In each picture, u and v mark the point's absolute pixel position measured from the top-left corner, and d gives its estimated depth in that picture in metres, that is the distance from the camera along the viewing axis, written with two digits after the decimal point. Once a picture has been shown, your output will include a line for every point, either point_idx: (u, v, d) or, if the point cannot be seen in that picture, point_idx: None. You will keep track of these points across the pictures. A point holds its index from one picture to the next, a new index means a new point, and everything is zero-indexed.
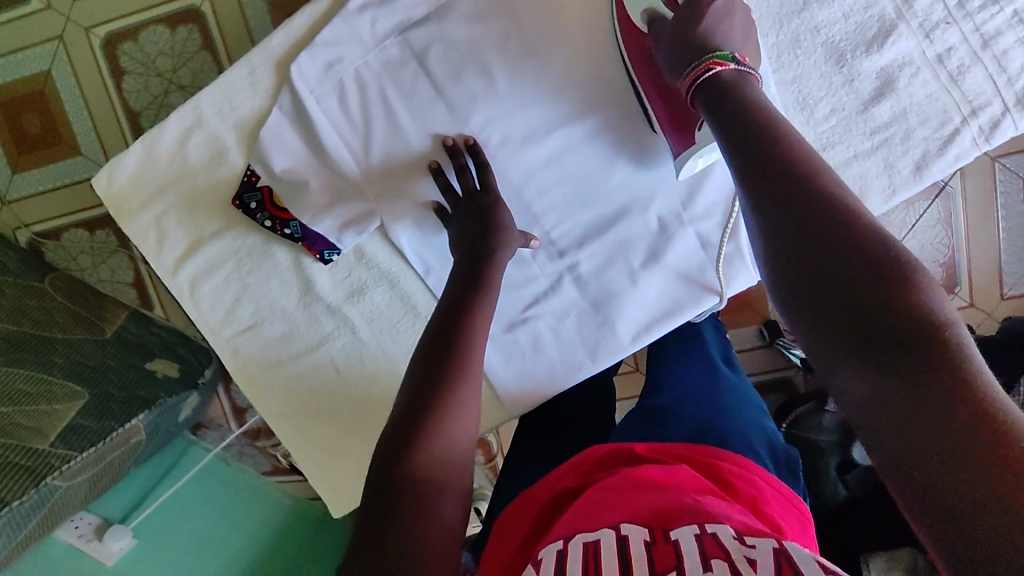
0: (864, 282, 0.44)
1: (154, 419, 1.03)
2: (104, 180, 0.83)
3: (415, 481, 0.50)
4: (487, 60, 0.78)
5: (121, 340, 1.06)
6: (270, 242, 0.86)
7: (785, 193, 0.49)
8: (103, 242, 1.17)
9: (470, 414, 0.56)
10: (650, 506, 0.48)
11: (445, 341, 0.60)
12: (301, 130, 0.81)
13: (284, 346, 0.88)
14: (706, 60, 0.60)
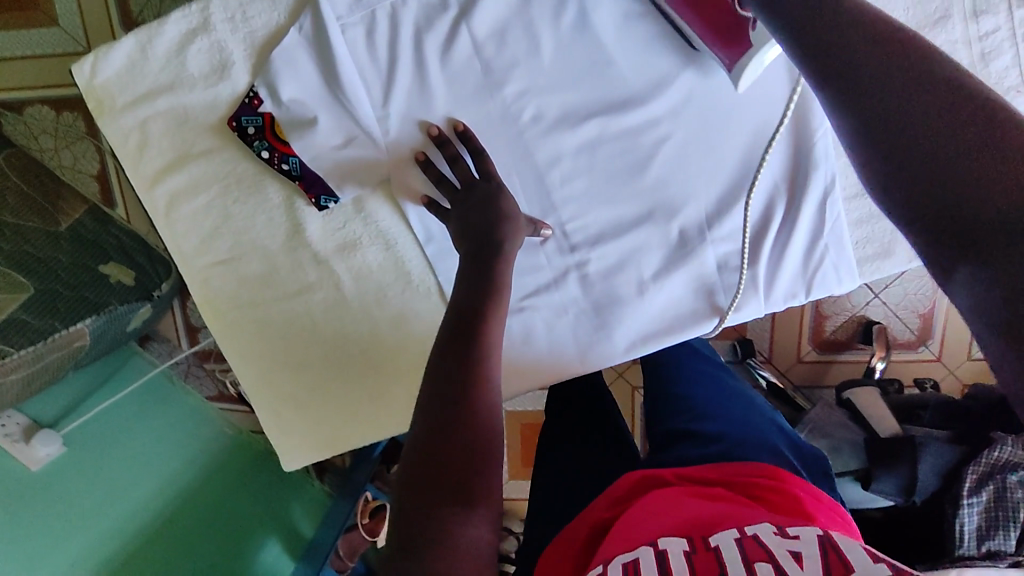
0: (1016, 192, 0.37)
1: (101, 328, 0.96)
2: (87, 72, 0.75)
3: (438, 507, 0.49)
4: (538, 25, 0.72)
5: (76, 235, 0.99)
6: (263, 174, 0.79)
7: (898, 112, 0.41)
8: (69, 126, 1.08)
9: (491, 422, 0.53)
10: (686, 519, 0.48)
11: (464, 339, 0.56)
12: (318, 58, 0.73)
13: (261, 288, 0.82)
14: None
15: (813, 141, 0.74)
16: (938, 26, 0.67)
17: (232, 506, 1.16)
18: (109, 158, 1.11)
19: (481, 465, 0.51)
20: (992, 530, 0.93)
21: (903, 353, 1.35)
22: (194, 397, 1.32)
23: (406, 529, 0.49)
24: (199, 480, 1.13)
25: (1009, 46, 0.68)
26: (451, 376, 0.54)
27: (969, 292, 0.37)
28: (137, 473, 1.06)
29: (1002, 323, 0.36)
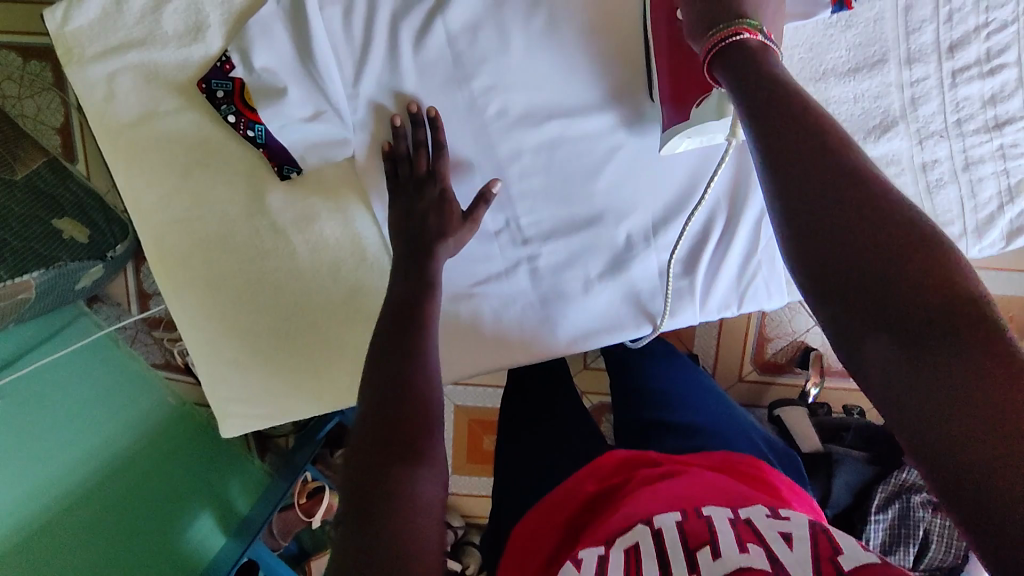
0: (887, 247, 0.44)
1: (50, 281, 0.98)
2: (58, 18, 0.76)
3: (392, 465, 0.50)
4: (508, 25, 0.75)
5: (33, 187, 1.00)
6: (228, 139, 0.80)
7: (814, 173, 0.47)
8: (34, 74, 1.11)
9: (434, 395, 0.57)
10: (679, 498, 0.55)
11: (406, 323, 0.63)
12: (293, 32, 0.74)
13: (214, 251, 0.83)
14: (734, 25, 0.56)
15: (754, 160, 0.78)
16: (875, 69, 0.73)
17: (169, 475, 1.16)
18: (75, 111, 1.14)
19: (426, 430, 0.54)
20: (894, 546, 1.00)
21: (835, 380, 1.43)
22: (138, 363, 1.28)
23: (362, 489, 0.49)
24: (137, 447, 1.14)
25: (936, 94, 0.73)
26: (399, 357, 0.59)
27: (875, 350, 0.43)
28: (75, 431, 1.06)
29: (860, 353, 0.44)
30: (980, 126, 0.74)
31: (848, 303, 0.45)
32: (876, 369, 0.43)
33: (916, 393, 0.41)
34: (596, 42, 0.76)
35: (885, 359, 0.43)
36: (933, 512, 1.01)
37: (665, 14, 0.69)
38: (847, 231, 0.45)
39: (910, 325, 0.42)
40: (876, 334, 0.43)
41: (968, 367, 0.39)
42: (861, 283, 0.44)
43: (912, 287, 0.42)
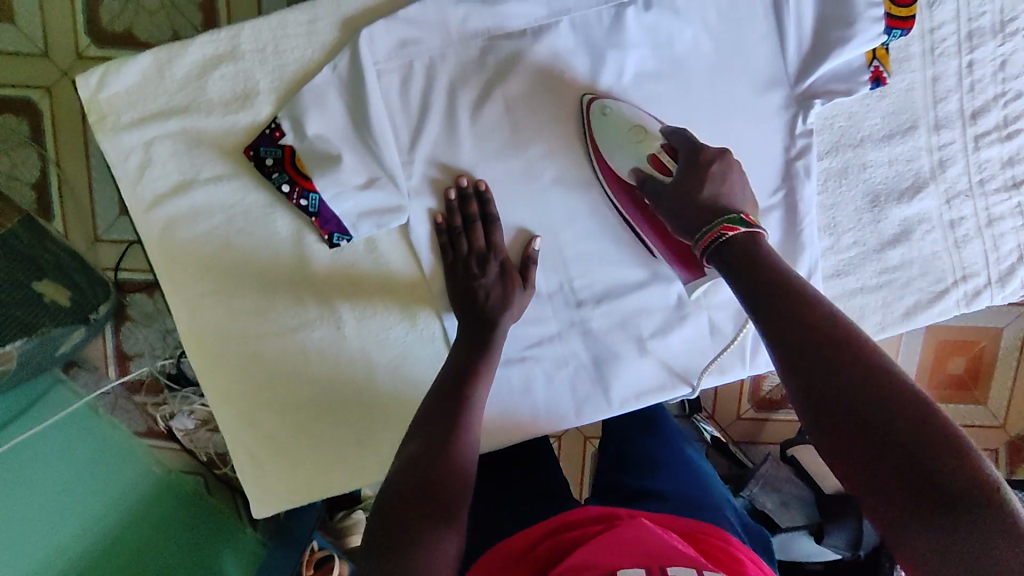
0: (893, 426, 0.47)
1: (29, 349, 1.06)
2: (93, 85, 0.72)
3: (422, 521, 0.55)
4: (567, 99, 0.77)
5: (13, 252, 1.07)
6: (273, 206, 0.77)
7: (819, 377, 0.51)
8: (15, 131, 1.23)
9: (467, 465, 0.62)
10: (646, 552, 0.55)
11: (454, 391, 0.68)
12: (349, 99, 0.74)
13: (252, 322, 0.79)
14: (717, 224, 0.62)
15: None
16: (907, 134, 0.78)
17: (153, 551, 1.07)
18: (51, 168, 1.25)
19: (456, 500, 0.58)
20: None
21: None
22: (119, 431, 1.24)
23: (388, 536, 0.54)
24: (127, 523, 1.06)
25: (960, 157, 0.79)
26: (437, 428, 0.64)
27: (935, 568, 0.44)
28: (48, 514, 0.97)
29: (894, 529, 0.46)
30: (1000, 185, 0.80)
31: (872, 484, 0.47)
32: (916, 547, 0.45)
33: (958, 566, 0.43)
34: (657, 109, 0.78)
35: (916, 538, 0.44)
36: None
37: (624, 192, 0.76)
38: (858, 416, 0.48)
39: (929, 502, 0.44)
40: (908, 516, 0.45)
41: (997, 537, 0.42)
42: (874, 467, 0.47)
43: (929, 461, 0.45)
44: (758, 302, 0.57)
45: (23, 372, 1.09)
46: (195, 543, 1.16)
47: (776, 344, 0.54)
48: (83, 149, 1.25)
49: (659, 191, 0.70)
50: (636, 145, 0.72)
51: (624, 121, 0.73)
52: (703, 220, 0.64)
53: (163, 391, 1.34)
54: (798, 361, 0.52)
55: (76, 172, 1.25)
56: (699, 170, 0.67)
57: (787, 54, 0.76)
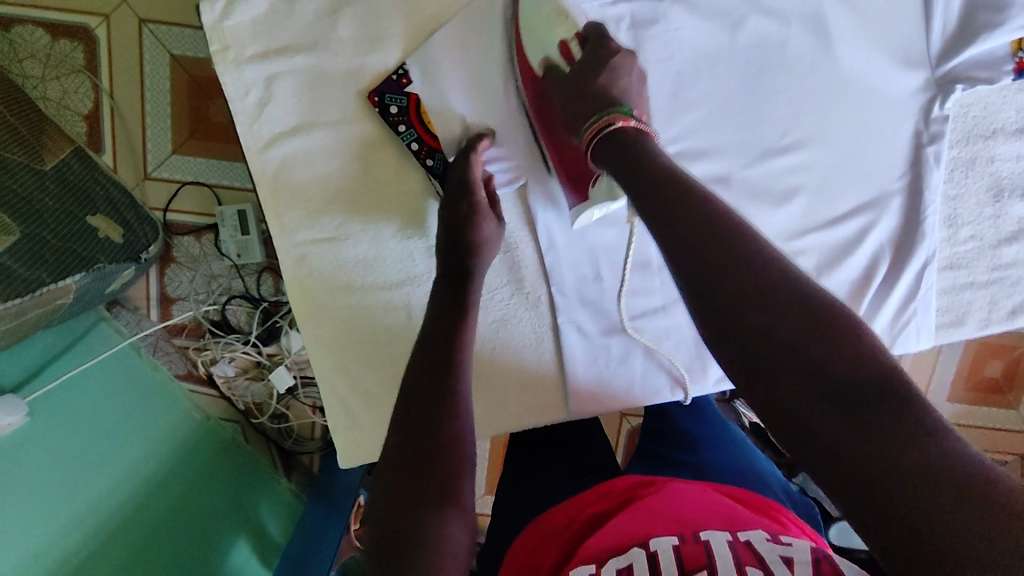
0: (760, 275, 0.45)
1: (87, 283, 1.03)
2: (218, 12, 0.69)
3: (417, 509, 0.50)
4: (705, 66, 0.73)
5: (62, 178, 1.06)
6: (392, 161, 0.75)
7: (695, 224, 0.49)
8: (68, 58, 1.19)
9: (462, 423, 0.56)
10: (676, 523, 0.57)
11: (439, 339, 0.62)
12: (481, 54, 0.72)
13: (361, 273, 0.77)
14: (606, 114, 0.62)
15: (926, 212, 0.77)
16: None
17: (198, 501, 1.07)
18: (103, 99, 1.20)
19: (453, 469, 0.53)
20: None
21: None
22: (160, 374, 1.28)
23: (386, 533, 0.50)
24: (165, 471, 1.05)
25: None
26: (419, 396, 0.57)
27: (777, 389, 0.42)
28: (98, 464, 0.98)
29: (778, 402, 0.42)
30: None
31: (775, 378, 0.42)
32: (820, 437, 0.40)
33: (810, 397, 0.41)
34: (801, 82, 0.74)
35: (825, 431, 0.39)
36: None
37: (534, 107, 0.72)
38: (750, 308, 0.45)
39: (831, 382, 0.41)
40: (816, 410, 0.40)
41: (901, 417, 0.38)
42: (772, 363, 0.43)
43: (826, 353, 0.42)
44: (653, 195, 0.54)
45: (73, 306, 1.07)
46: (230, 487, 1.16)
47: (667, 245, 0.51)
48: (138, 82, 1.20)
49: (560, 82, 0.68)
50: (550, 28, 0.69)
51: (549, 10, 0.69)
52: (592, 113, 0.64)
53: (205, 335, 1.30)
54: (694, 247, 0.48)
55: (130, 104, 1.21)
56: (600, 67, 0.66)
57: (931, 35, 0.73)
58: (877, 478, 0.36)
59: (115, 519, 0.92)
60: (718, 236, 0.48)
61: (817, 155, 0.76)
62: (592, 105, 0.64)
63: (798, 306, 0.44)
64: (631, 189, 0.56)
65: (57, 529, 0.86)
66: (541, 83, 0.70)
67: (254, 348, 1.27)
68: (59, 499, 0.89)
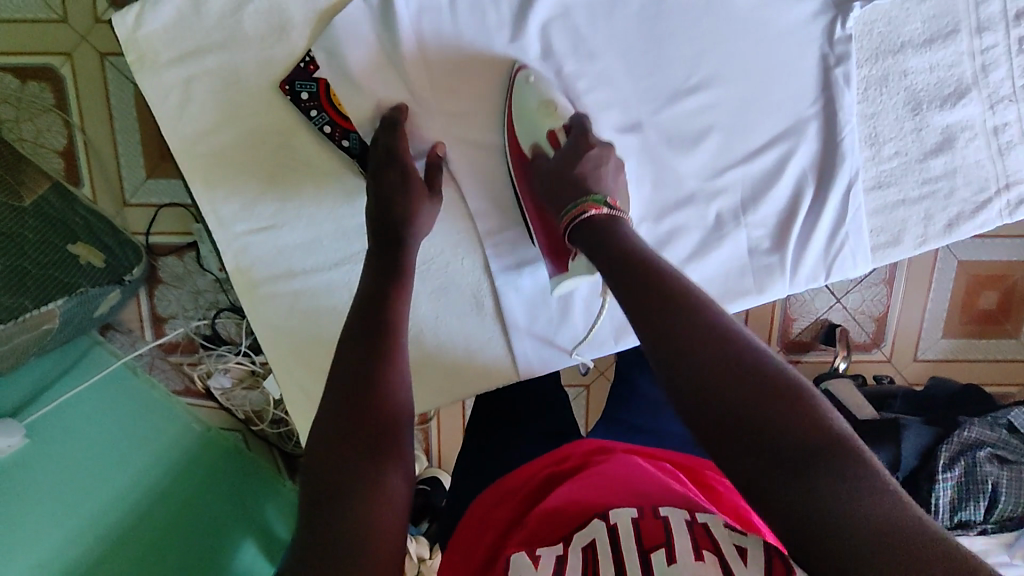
0: (713, 346, 0.50)
1: (71, 308, 1.03)
2: (129, 23, 0.71)
3: (356, 459, 0.52)
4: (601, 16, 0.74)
5: (41, 212, 1.04)
6: (312, 147, 0.77)
7: (653, 300, 0.54)
8: (36, 98, 1.17)
9: (401, 388, 0.58)
10: (638, 498, 0.55)
11: (377, 307, 0.63)
12: (382, 31, 0.73)
13: (296, 258, 0.80)
14: (582, 202, 0.65)
15: (842, 133, 0.77)
16: (948, 39, 0.76)
17: (200, 509, 1.08)
18: (75, 133, 1.19)
19: (388, 430, 0.55)
20: (964, 501, 1.02)
21: (861, 355, 1.44)
22: (159, 389, 1.26)
23: (318, 484, 0.51)
24: (163, 489, 1.04)
25: (1004, 61, 0.77)
26: (355, 366, 0.58)
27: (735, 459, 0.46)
28: (93, 482, 0.98)
29: (735, 465, 0.46)
30: None
31: (733, 447, 0.46)
32: (781, 505, 0.43)
33: (763, 459, 0.45)
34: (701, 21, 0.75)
35: (789, 503, 0.43)
36: (999, 465, 1.02)
37: (522, 182, 0.75)
38: (714, 385, 0.48)
39: (777, 444, 0.45)
40: (768, 471, 0.44)
41: (856, 480, 0.42)
42: (730, 432, 0.46)
43: (781, 415, 0.46)
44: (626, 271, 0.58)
45: (62, 331, 1.07)
46: (232, 498, 1.17)
47: (641, 321, 0.54)
48: (106, 114, 1.18)
49: (544, 166, 0.71)
50: (540, 118, 0.73)
51: (539, 99, 0.73)
52: (567, 201, 0.67)
53: (198, 350, 1.33)
54: (656, 324, 0.53)
55: (101, 137, 1.19)
56: (580, 155, 0.69)
57: None
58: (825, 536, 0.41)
59: (116, 532, 0.94)
60: (676, 309, 0.53)
61: (725, 92, 0.77)
62: (568, 191, 0.67)
63: (755, 379, 0.47)
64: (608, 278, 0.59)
65: (65, 536, 0.89)
66: (530, 163, 0.73)
67: (246, 357, 1.32)
68: (58, 514, 0.92)
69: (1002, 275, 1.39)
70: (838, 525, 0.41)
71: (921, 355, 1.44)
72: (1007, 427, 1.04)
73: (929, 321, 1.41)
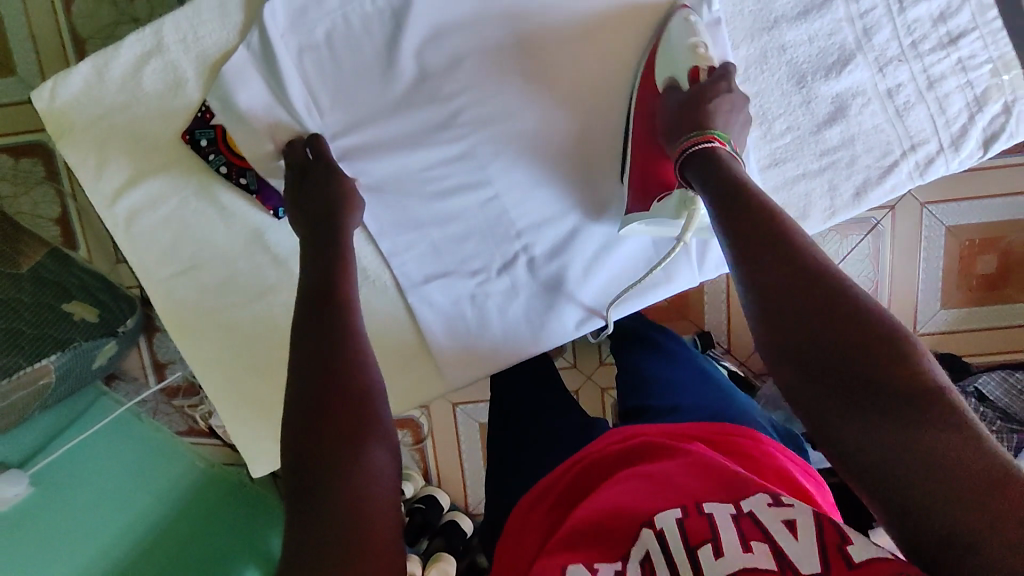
0: (814, 290, 0.51)
1: (67, 363, 1.03)
2: (44, 97, 0.78)
3: (332, 453, 0.50)
4: (472, 40, 0.78)
5: (38, 278, 1.07)
6: (219, 190, 0.82)
7: (761, 239, 0.56)
8: (29, 172, 1.20)
9: (362, 372, 0.56)
10: (678, 487, 0.52)
11: (324, 294, 0.63)
12: (267, 74, 0.78)
13: (220, 294, 0.85)
14: (704, 133, 0.65)
15: None
16: (823, 9, 0.76)
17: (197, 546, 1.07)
18: (69, 201, 1.22)
19: (362, 413, 0.53)
20: None
21: None
22: (164, 433, 1.26)
23: (305, 476, 0.50)
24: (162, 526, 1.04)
25: (886, 22, 0.76)
26: (316, 353, 0.57)
27: (819, 394, 0.49)
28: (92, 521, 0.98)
29: (819, 399, 0.49)
30: (936, 44, 0.77)
31: (824, 400, 0.49)
32: (865, 453, 0.46)
33: (845, 399, 0.48)
34: (565, 28, 0.79)
35: (868, 444, 0.46)
36: None
37: (643, 116, 0.76)
38: (814, 329, 0.50)
39: (863, 386, 0.47)
40: (851, 412, 0.48)
41: (939, 431, 0.44)
42: (818, 369, 0.50)
43: (874, 361, 0.47)
44: (728, 221, 0.58)
45: (63, 385, 1.07)
46: (240, 525, 1.19)
47: (744, 260, 0.56)
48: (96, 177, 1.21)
49: (674, 100, 0.70)
50: (687, 55, 0.71)
51: (687, 41, 0.72)
52: (685, 129, 0.67)
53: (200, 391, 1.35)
54: (760, 266, 0.55)
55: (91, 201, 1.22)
56: (715, 93, 0.68)
57: None
58: (894, 475, 0.44)
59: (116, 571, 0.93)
60: (782, 254, 0.54)
61: None
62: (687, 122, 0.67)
63: (857, 323, 0.49)
64: (717, 212, 0.61)
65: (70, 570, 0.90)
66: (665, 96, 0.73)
67: None
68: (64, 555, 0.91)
69: (998, 236, 1.29)
70: (903, 471, 0.44)
71: (921, 328, 1.33)
72: (976, 396, 1.00)
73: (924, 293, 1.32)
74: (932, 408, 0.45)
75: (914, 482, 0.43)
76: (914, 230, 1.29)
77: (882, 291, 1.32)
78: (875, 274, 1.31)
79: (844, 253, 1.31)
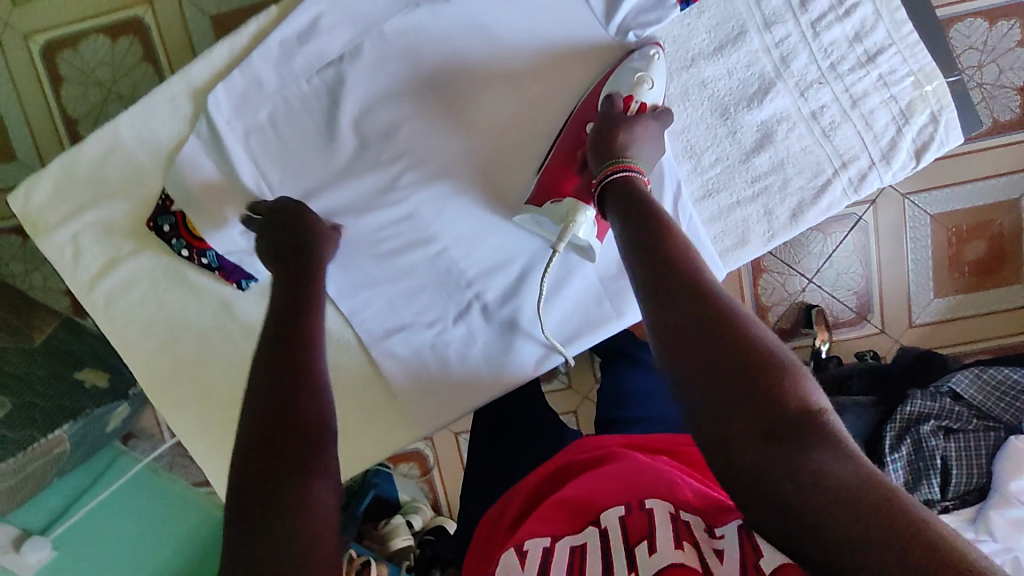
0: (715, 319, 0.53)
1: (79, 430, 1.02)
2: (20, 200, 0.84)
3: (279, 481, 0.52)
4: (406, 108, 0.83)
5: (49, 349, 1.06)
6: (187, 269, 0.87)
7: (668, 270, 0.57)
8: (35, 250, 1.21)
9: (320, 408, 0.59)
10: (624, 489, 0.58)
11: (287, 332, 0.65)
12: (218, 158, 0.83)
13: (197, 365, 0.89)
14: (616, 162, 0.67)
15: None
16: (738, 41, 0.79)
17: None
18: None
19: (312, 445, 0.55)
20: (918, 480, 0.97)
21: (843, 332, 1.30)
22: (180, 484, 1.21)
23: (248, 500, 0.52)
24: None
25: (802, 48, 0.78)
26: (276, 388, 0.59)
27: (718, 423, 0.50)
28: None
29: (719, 427, 0.49)
30: (854, 63, 0.78)
31: (719, 424, 0.49)
32: (757, 473, 0.47)
33: (742, 426, 0.48)
34: (493, 84, 0.83)
35: (766, 469, 0.47)
36: (946, 437, 0.98)
37: (576, 125, 0.79)
38: (712, 358, 0.51)
39: (759, 413, 0.48)
40: (750, 439, 0.48)
41: (830, 454, 0.45)
42: (718, 395, 0.50)
43: (770, 389, 0.49)
44: (635, 250, 0.60)
45: (80, 449, 1.06)
46: None
47: (651, 290, 0.57)
48: None
49: (607, 114, 0.73)
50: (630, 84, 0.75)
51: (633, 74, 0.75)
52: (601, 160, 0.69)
53: None
54: (667, 295, 0.55)
55: None
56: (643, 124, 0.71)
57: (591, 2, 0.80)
58: (790, 498, 0.45)
59: None
60: (687, 285, 0.55)
61: None
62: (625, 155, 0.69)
63: (753, 354, 0.50)
64: (628, 243, 0.61)
65: None
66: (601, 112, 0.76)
67: None
68: None
69: (990, 221, 1.24)
70: (797, 494, 0.45)
71: (918, 319, 1.29)
72: (952, 395, 1.00)
73: (915, 284, 1.27)
74: (822, 435, 0.46)
75: (807, 505, 0.44)
76: (900, 225, 1.23)
77: (871, 288, 1.28)
78: (865, 268, 1.25)
79: (830, 251, 1.25)
